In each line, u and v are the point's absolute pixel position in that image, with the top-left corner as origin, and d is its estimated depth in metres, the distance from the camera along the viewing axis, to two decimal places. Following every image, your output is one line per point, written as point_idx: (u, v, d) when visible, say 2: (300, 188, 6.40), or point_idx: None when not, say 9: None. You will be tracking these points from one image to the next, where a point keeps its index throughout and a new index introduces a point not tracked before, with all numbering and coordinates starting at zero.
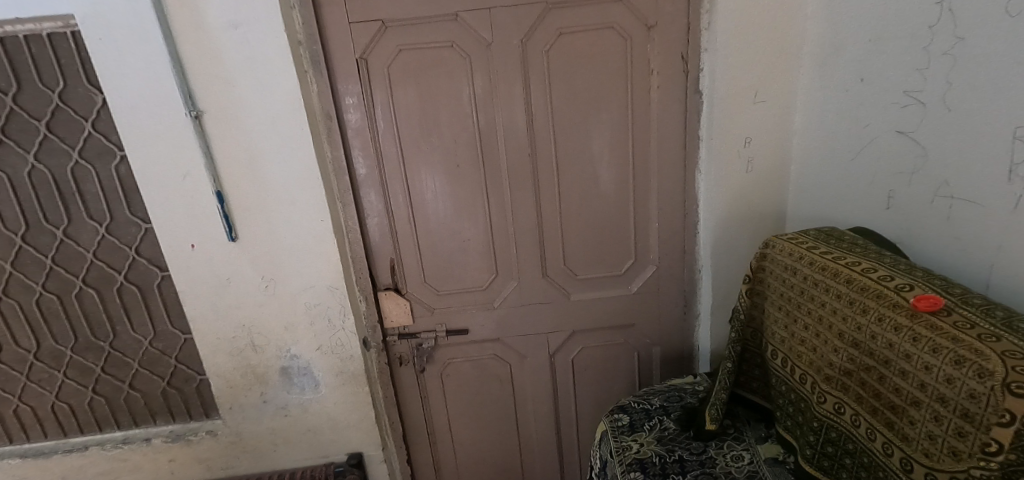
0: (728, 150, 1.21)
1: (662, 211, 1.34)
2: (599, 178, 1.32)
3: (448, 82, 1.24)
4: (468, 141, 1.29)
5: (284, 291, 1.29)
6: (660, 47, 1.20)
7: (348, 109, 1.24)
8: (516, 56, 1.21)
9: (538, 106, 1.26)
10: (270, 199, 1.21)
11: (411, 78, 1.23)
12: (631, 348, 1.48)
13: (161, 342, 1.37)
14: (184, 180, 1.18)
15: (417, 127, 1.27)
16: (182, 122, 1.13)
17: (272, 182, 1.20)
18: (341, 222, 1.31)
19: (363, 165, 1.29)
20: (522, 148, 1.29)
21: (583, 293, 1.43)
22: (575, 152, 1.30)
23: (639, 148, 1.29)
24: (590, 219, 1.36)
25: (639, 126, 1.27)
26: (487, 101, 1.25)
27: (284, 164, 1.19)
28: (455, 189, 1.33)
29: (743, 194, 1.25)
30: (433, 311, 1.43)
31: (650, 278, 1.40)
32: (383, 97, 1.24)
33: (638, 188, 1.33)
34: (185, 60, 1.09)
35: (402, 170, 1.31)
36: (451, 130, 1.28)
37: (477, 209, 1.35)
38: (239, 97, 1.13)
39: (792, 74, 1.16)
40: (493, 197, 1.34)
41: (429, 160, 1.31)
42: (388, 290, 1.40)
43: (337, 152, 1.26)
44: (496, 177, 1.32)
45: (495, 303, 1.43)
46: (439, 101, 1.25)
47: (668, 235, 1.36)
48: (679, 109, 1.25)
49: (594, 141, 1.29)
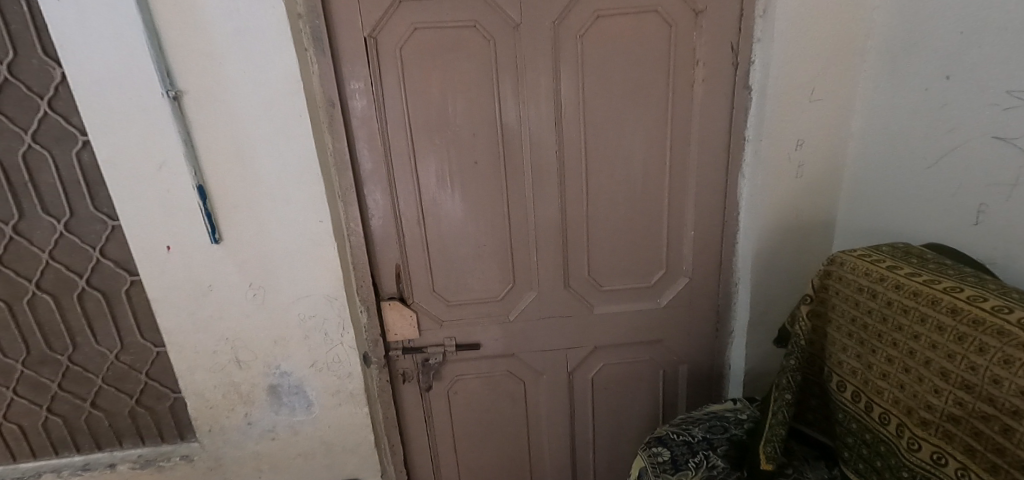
0: (777, 153, 1.10)
1: (700, 218, 1.21)
2: (632, 180, 1.19)
3: (468, 67, 1.09)
4: (488, 136, 1.15)
5: (275, 301, 1.13)
6: (708, 36, 1.07)
7: (353, 94, 1.08)
8: (547, 41, 1.07)
9: (567, 99, 1.12)
10: (260, 195, 1.06)
11: (426, 61, 1.08)
12: (658, 366, 1.36)
13: (129, 356, 1.20)
14: (159, 171, 1.01)
15: (432, 118, 1.13)
16: (158, 103, 0.96)
17: (263, 176, 1.04)
18: (342, 224, 1.14)
19: (369, 159, 1.14)
20: (549, 146, 1.16)
21: (607, 306, 1.30)
22: (606, 152, 1.17)
23: (677, 149, 1.16)
24: (619, 226, 1.23)
25: (679, 123, 1.14)
26: (511, 91, 1.11)
27: (278, 156, 1.04)
28: (470, 189, 1.19)
29: (791, 202, 1.14)
30: (442, 324, 1.29)
31: (682, 291, 1.28)
32: (394, 82, 1.09)
33: (674, 192, 1.20)
34: (163, 30, 0.93)
35: (413, 165, 1.16)
36: (469, 123, 1.13)
37: (495, 212, 1.21)
38: (227, 76, 0.97)
39: (854, 71, 1.04)
40: (513, 199, 1.20)
41: (443, 156, 1.16)
42: (392, 300, 1.25)
43: (339, 144, 1.09)
44: (518, 177, 1.18)
45: (510, 316, 1.29)
46: (458, 89, 1.11)
47: (705, 245, 1.24)
48: (725, 106, 1.12)
49: (628, 140, 1.16)
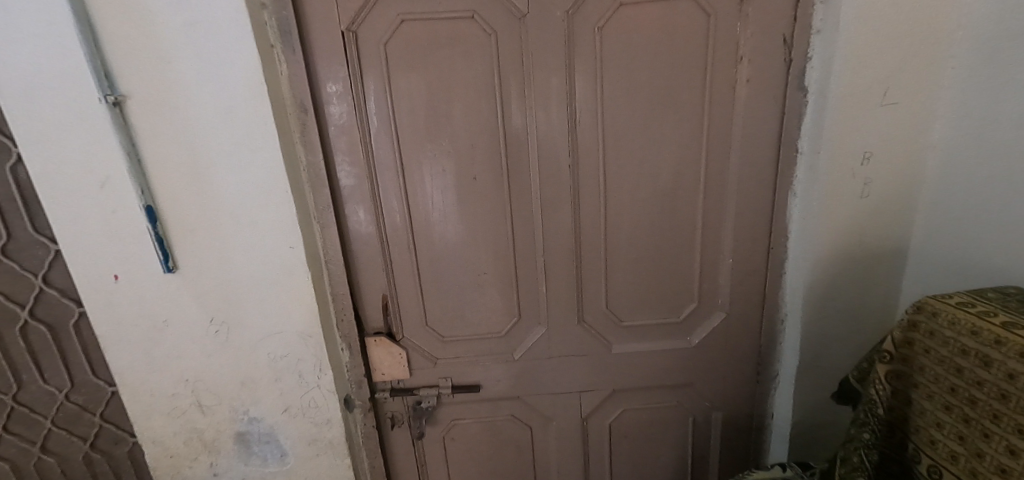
0: (840, 170, 0.89)
1: (739, 244, 1.02)
2: (658, 199, 1.01)
3: (464, 67, 0.92)
4: (488, 148, 0.98)
5: (240, 339, 0.98)
6: (754, 27, 0.88)
7: (330, 100, 0.93)
8: (559, 36, 0.90)
9: (583, 104, 0.95)
10: (220, 217, 0.90)
11: (415, 60, 0.92)
12: (686, 413, 1.17)
13: (81, 396, 1.05)
14: (102, 189, 0.86)
15: (423, 126, 0.96)
16: (95, 109, 0.81)
17: (223, 195, 0.89)
18: (318, 249, 0.99)
19: (350, 174, 0.98)
20: (561, 160, 0.98)
21: (627, 345, 1.12)
22: (628, 166, 0.99)
23: (713, 164, 0.98)
24: (642, 252, 1.05)
25: (717, 133, 0.96)
26: (515, 95, 0.94)
27: (239, 171, 0.87)
28: (468, 209, 1.02)
29: (853, 228, 0.93)
30: (436, 362, 1.13)
31: (716, 328, 1.09)
32: (378, 84, 0.93)
33: (708, 214, 1.01)
34: (98, 22, 0.77)
35: (402, 182, 1.00)
36: (467, 132, 0.96)
37: (498, 236, 1.04)
38: (177, 77, 0.81)
39: (939, 69, 0.83)
40: (518, 221, 1.03)
41: (436, 172, 1.00)
42: (379, 336, 1.09)
43: (314, 158, 0.94)
44: (524, 196, 1.01)
45: (515, 354, 1.12)
46: (453, 94, 0.94)
47: (744, 276, 1.05)
48: (773, 112, 0.93)
49: (656, 153, 0.98)
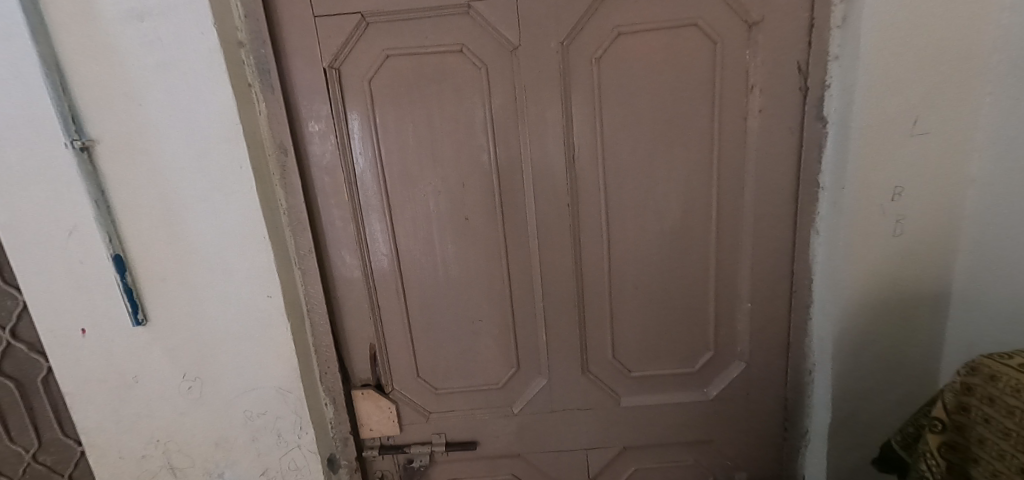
0: (869, 208, 0.80)
1: (757, 287, 0.93)
2: (666, 238, 0.93)
3: (453, 103, 0.87)
4: (480, 187, 0.91)
5: (215, 395, 0.91)
6: (765, 54, 0.81)
7: (312, 140, 0.88)
8: (553, 68, 0.84)
9: (580, 139, 0.88)
10: (194, 266, 0.84)
11: (401, 97, 0.87)
12: (705, 473, 1.06)
13: (49, 456, 0.98)
14: (68, 238, 0.81)
15: (410, 165, 0.90)
16: (63, 155, 0.76)
17: (196, 242, 0.83)
18: (299, 297, 0.93)
19: (334, 216, 0.92)
20: (559, 199, 0.91)
21: (637, 397, 1.02)
22: (631, 204, 0.91)
23: (726, 200, 0.89)
24: (650, 295, 0.96)
25: (728, 166, 0.88)
26: (507, 131, 0.88)
27: (213, 217, 0.82)
28: (460, 252, 0.95)
29: (886, 269, 0.84)
30: (428, 417, 1.04)
31: (735, 379, 0.99)
32: (362, 123, 0.88)
33: (722, 253, 0.92)
34: (67, 65, 0.73)
35: (389, 224, 0.94)
36: (457, 171, 0.90)
37: (492, 280, 0.97)
38: (148, 120, 0.77)
39: (975, 95, 0.75)
40: (514, 264, 0.95)
41: (425, 213, 0.93)
42: (367, 389, 1.01)
43: (295, 200, 0.88)
44: (519, 237, 0.94)
45: (514, 407, 1.03)
46: (441, 131, 0.88)
47: (764, 322, 0.95)
48: (788, 144, 0.85)
49: (661, 190, 0.90)
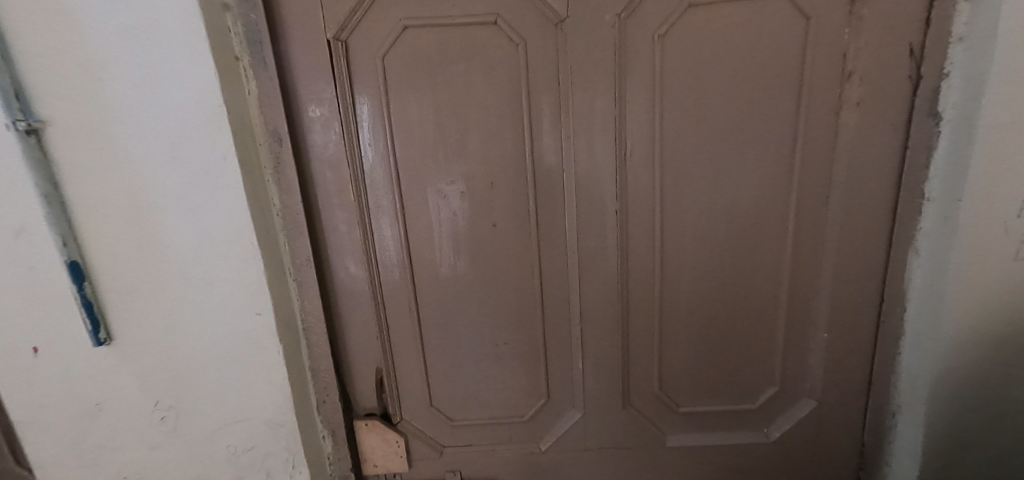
0: (994, 228, 0.64)
1: (836, 314, 0.79)
2: (730, 254, 0.78)
3: (482, 87, 0.72)
4: (512, 190, 0.77)
5: (194, 428, 0.77)
6: (871, 33, 0.66)
7: (314, 128, 0.74)
8: (605, 47, 0.69)
9: (634, 134, 0.73)
10: (168, 277, 0.70)
11: (419, 79, 0.72)
12: None
13: None
14: (16, 240, 0.66)
15: (428, 162, 0.76)
16: (4, 138, 0.62)
17: (172, 250, 0.69)
18: (296, 313, 0.79)
19: (338, 219, 0.78)
20: (605, 205, 0.77)
21: (683, 435, 0.89)
22: (691, 213, 0.77)
23: (806, 212, 0.74)
24: (706, 320, 0.82)
25: (812, 171, 0.73)
26: (546, 123, 0.73)
27: (191, 220, 0.67)
28: (484, 266, 0.81)
29: (1006, 305, 0.67)
30: (443, 452, 0.92)
31: (800, 420, 0.85)
32: (373, 109, 0.73)
33: (796, 274, 0.78)
34: (9, 25, 0.58)
35: (402, 231, 0.79)
36: (485, 170, 0.76)
37: (522, 298, 0.83)
38: (112, 98, 0.62)
39: None
40: (547, 280, 0.81)
41: (445, 218, 0.79)
42: (372, 420, 0.88)
43: (292, 200, 0.74)
44: (554, 250, 0.80)
45: (541, 444, 0.90)
46: (467, 122, 0.74)
47: (840, 355, 0.81)
48: (889, 146, 0.70)
49: (727, 198, 0.75)
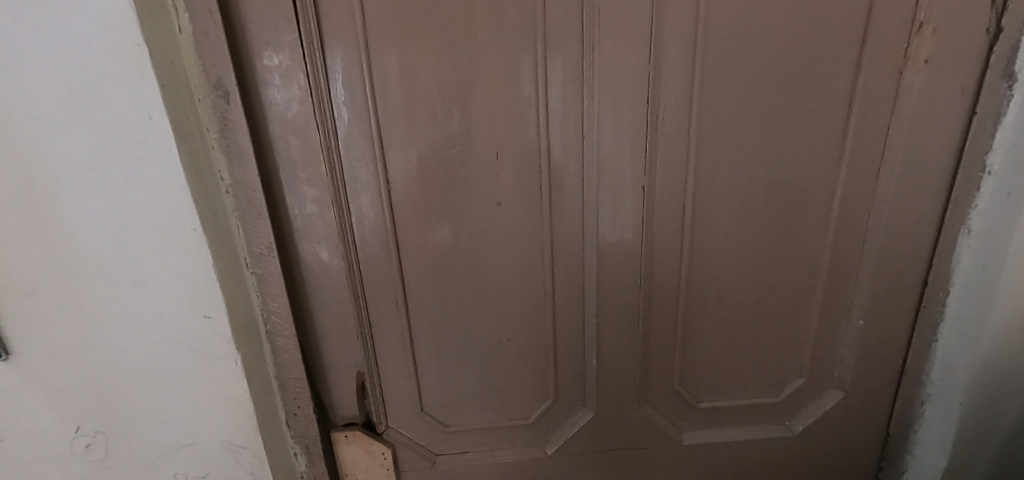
0: None
1: (874, 301, 0.72)
2: (766, 235, 0.69)
3: (487, 32, 0.57)
4: (521, 163, 0.64)
5: (129, 457, 0.63)
6: None
7: (271, 81, 0.57)
8: None
9: (670, 95, 0.61)
10: (80, 275, 0.53)
11: (406, 19, 0.56)
12: None
13: None
14: None
15: (419, 126, 0.61)
16: None
17: (81, 241, 0.52)
18: (257, 313, 0.64)
19: (306, 198, 0.63)
20: (630, 181, 0.65)
21: (701, 433, 0.81)
22: (727, 190, 0.66)
23: (854, 188, 0.66)
24: (735, 309, 0.74)
25: (866, 141, 0.63)
26: (565, 80, 0.60)
27: (108, 201, 0.51)
28: (486, 252, 0.69)
29: None
30: (436, 462, 0.81)
31: (825, 413, 0.79)
32: (348, 57, 0.58)
33: (837, 258, 0.70)
34: None
35: (386, 211, 0.65)
36: (489, 137, 0.62)
37: (529, 289, 0.71)
38: None
39: None
40: (559, 268, 0.70)
41: (439, 196, 0.65)
42: (354, 431, 0.76)
43: (245, 174, 0.58)
44: (568, 233, 0.68)
45: (546, 449, 0.81)
46: (468, 77, 0.59)
47: (874, 343, 0.74)
48: (954, 113, 0.62)
49: (768, 172, 0.66)
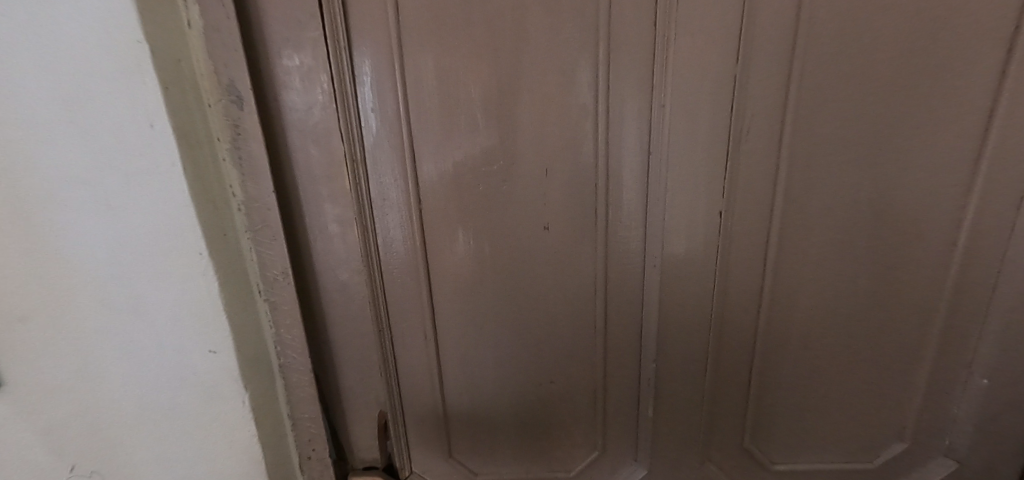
0: None
1: (1003, 356, 0.59)
2: (868, 273, 0.57)
3: (542, 28, 0.49)
4: (574, 181, 0.55)
5: None
6: None
7: (290, 84, 0.50)
8: None
9: (758, 103, 0.51)
10: (71, 302, 0.47)
11: (447, 14, 0.48)
12: None
13: None
14: None
15: (457, 136, 0.53)
16: None
17: (73, 264, 0.45)
18: (269, 344, 0.57)
19: (327, 217, 0.56)
20: (703, 203, 0.55)
21: None
22: (822, 218, 0.55)
23: (986, 219, 0.53)
24: (822, 358, 0.62)
25: (1007, 163, 0.51)
26: (630, 84, 0.51)
27: (102, 221, 0.44)
28: (528, 281, 0.60)
29: None
30: None
31: None
32: (377, 58, 0.50)
33: (957, 302, 0.57)
34: None
35: (416, 233, 0.57)
36: (538, 152, 0.53)
37: (577, 325, 0.62)
38: None
39: None
40: (612, 302, 0.61)
41: (478, 216, 0.56)
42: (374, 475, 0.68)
43: (259, 189, 0.51)
44: (625, 263, 0.59)
45: None
46: (516, 79, 0.51)
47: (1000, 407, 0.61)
48: None
49: (877, 196, 0.54)
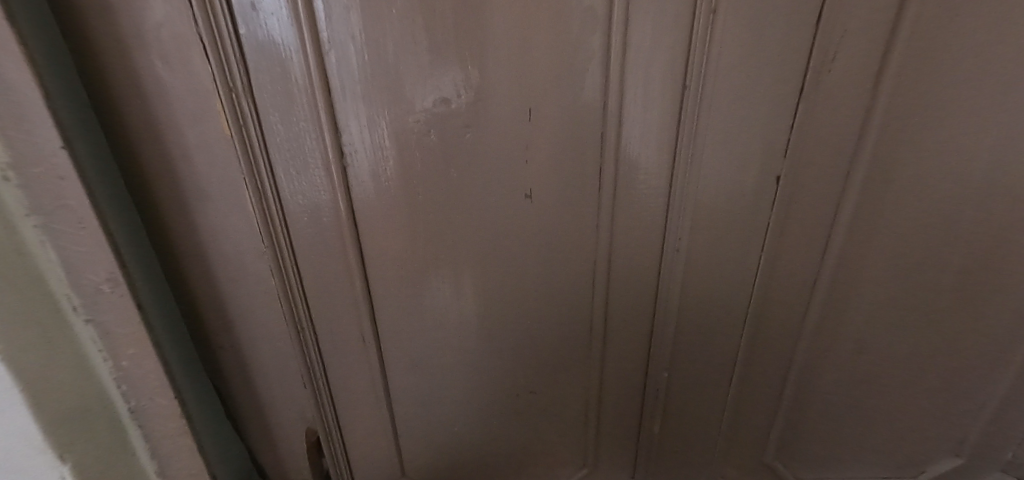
0: None
1: None
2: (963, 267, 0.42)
3: None
4: (570, 135, 0.38)
5: None
6: None
7: None
8: None
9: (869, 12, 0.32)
10: None
11: None
12: None
13: None
14: None
15: (397, 54, 0.34)
16: None
17: None
18: (117, 402, 0.36)
19: (199, 176, 0.37)
20: (753, 167, 0.39)
21: None
22: (920, 192, 0.39)
23: None
24: (876, 365, 0.49)
25: None
26: None
27: None
28: (504, 270, 0.44)
29: None
30: None
31: None
32: None
33: None
34: None
35: (341, 204, 0.39)
36: (520, 80, 0.35)
37: (568, 325, 0.47)
38: None
39: None
40: (616, 299, 0.45)
41: (431, 179, 0.39)
42: None
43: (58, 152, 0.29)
44: (636, 249, 0.43)
45: None
46: None
47: None
48: None
49: (1000, 167, 0.37)
